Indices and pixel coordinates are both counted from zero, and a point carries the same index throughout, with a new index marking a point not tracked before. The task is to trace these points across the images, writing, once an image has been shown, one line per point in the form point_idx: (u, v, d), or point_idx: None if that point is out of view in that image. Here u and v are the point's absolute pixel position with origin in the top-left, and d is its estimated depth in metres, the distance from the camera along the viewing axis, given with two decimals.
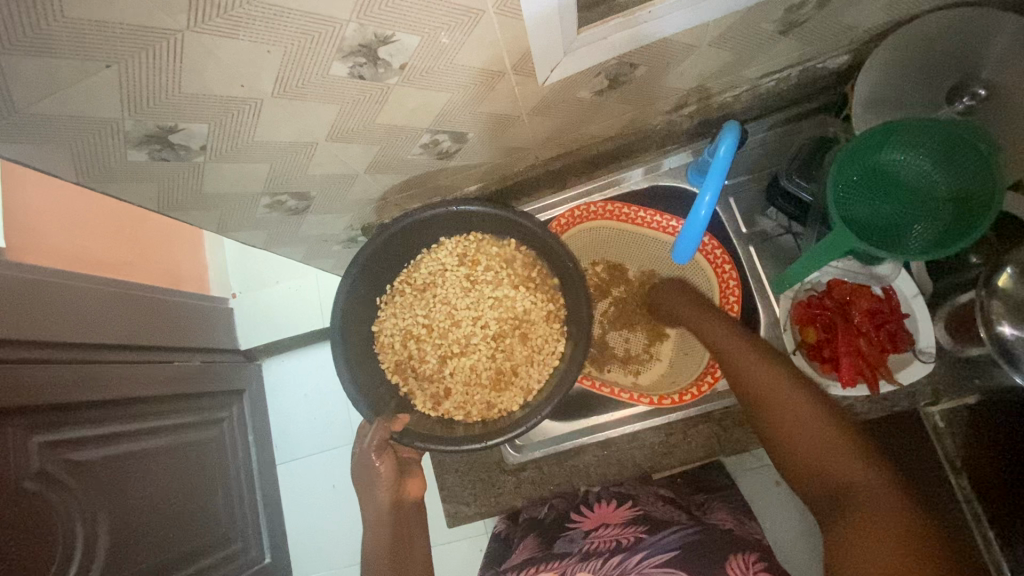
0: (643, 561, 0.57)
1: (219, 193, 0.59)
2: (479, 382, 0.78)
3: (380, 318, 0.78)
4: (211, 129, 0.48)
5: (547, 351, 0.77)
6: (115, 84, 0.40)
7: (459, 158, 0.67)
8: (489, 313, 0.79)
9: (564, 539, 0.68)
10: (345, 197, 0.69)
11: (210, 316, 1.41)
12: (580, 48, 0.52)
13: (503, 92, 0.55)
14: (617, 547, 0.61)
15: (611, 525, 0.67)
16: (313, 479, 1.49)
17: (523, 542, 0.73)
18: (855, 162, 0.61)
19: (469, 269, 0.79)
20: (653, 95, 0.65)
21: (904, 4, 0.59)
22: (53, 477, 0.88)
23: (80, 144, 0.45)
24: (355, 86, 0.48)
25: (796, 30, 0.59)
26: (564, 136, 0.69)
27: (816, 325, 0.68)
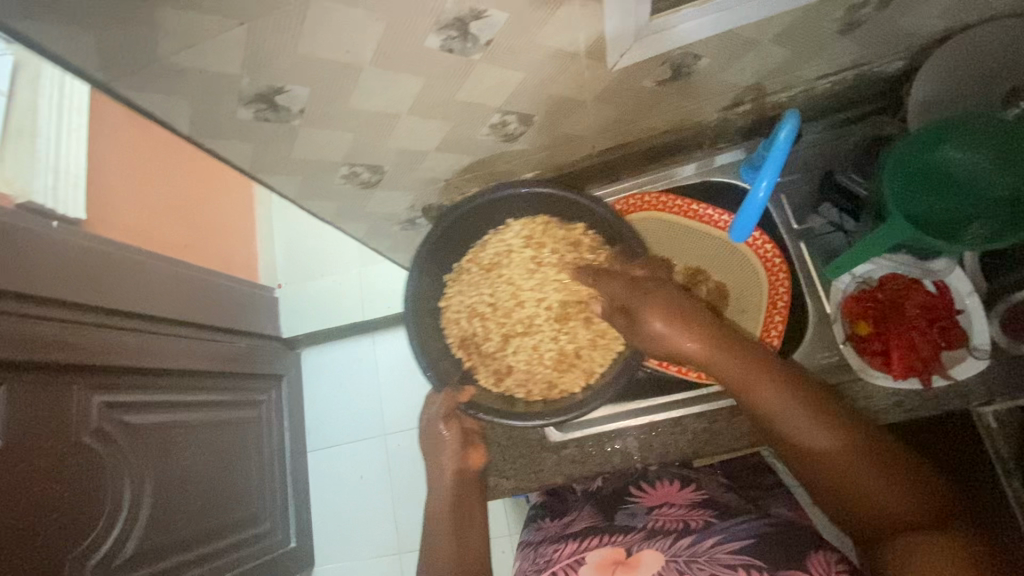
0: (716, 546, 0.62)
1: (304, 158, 0.64)
2: (539, 361, 0.80)
3: (448, 295, 0.82)
4: (310, 92, 0.53)
5: (611, 335, 0.79)
6: (241, 42, 0.45)
7: (522, 141, 0.71)
8: (551, 292, 0.80)
9: (626, 513, 0.74)
10: (413, 175, 0.74)
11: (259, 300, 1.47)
12: (649, 36, 0.56)
13: (574, 74, 0.59)
14: (685, 529, 0.67)
15: (675, 505, 0.73)
16: (343, 470, 1.50)
17: (582, 511, 0.80)
18: (911, 159, 0.63)
19: (536, 245, 0.80)
20: (712, 89, 0.68)
21: (964, 11, 0.61)
22: (109, 435, 0.93)
23: (200, 96, 0.50)
24: (443, 58, 0.53)
25: (855, 30, 0.62)
26: (623, 125, 0.72)
27: (869, 317, 0.69)
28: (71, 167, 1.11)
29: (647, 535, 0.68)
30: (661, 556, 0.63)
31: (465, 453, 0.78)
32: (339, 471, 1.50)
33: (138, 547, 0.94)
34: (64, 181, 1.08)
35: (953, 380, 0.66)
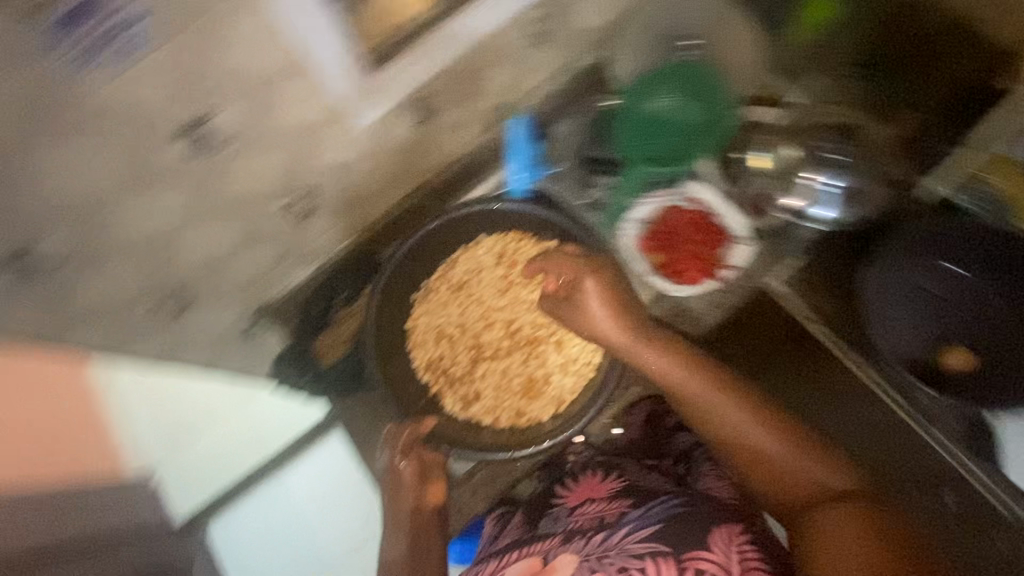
0: (625, 537, 0.78)
1: (236, 197, 0.87)
2: (516, 389, 1.09)
3: (415, 316, 1.10)
4: (230, 118, 0.76)
5: (582, 363, 1.07)
6: (169, 85, 0.68)
7: (426, 127, 1.04)
8: (526, 314, 1.10)
9: (551, 518, 0.90)
10: (330, 188, 1.01)
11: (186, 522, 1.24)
12: (460, 30, 0.92)
13: (398, 75, 0.91)
14: (601, 523, 0.82)
15: (595, 501, 0.89)
16: None
17: (517, 520, 0.99)
18: (630, 116, 1.20)
19: (507, 274, 1.09)
20: (492, 85, 1.06)
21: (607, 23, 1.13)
22: None
23: (116, 144, 0.69)
24: (294, 49, 0.76)
25: (550, 37, 1.05)
26: (466, 121, 1.11)
27: (660, 246, 1.14)
28: None
29: (565, 538, 0.83)
30: (573, 558, 0.78)
31: (427, 485, 0.91)
32: (259, 569, 1.31)
33: None
34: None
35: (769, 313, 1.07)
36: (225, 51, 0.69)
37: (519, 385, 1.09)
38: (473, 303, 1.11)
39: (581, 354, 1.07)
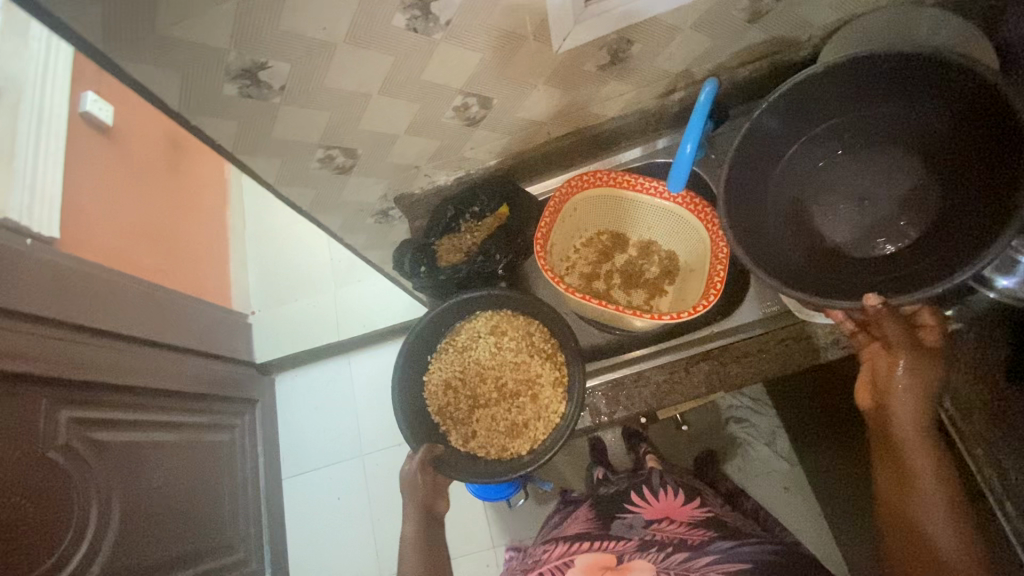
0: (709, 565, 0.75)
1: (284, 139, 0.69)
2: (495, 425, 0.80)
3: (431, 368, 0.83)
4: (291, 69, 0.60)
5: (553, 409, 0.76)
6: (101, 17, 0.48)
7: (483, 126, 0.79)
8: (630, 296, 0.86)
9: (624, 523, 0.90)
10: (385, 161, 0.79)
11: (257, 381, 1.64)
12: (587, 21, 0.65)
13: (525, 56, 0.68)
14: (684, 543, 0.81)
15: (674, 523, 0.88)
16: (341, 492, 1.58)
17: (586, 515, 0.98)
18: None
19: (601, 245, 0.88)
20: (648, 76, 0.78)
21: (846, 1, 0.74)
22: (76, 452, 1.05)
23: (121, 15, 0.49)
24: (409, 38, 0.60)
25: (762, 19, 0.74)
26: (575, 114, 0.82)
27: None
28: (49, 188, 1.20)
29: (642, 546, 0.83)
30: (650, 566, 0.78)
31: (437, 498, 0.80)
32: (299, 433, 1.65)
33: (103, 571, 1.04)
34: (41, 199, 1.18)
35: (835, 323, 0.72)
36: (279, 18, 0.54)
37: (503, 423, 0.80)
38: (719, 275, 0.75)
39: (557, 402, 0.77)
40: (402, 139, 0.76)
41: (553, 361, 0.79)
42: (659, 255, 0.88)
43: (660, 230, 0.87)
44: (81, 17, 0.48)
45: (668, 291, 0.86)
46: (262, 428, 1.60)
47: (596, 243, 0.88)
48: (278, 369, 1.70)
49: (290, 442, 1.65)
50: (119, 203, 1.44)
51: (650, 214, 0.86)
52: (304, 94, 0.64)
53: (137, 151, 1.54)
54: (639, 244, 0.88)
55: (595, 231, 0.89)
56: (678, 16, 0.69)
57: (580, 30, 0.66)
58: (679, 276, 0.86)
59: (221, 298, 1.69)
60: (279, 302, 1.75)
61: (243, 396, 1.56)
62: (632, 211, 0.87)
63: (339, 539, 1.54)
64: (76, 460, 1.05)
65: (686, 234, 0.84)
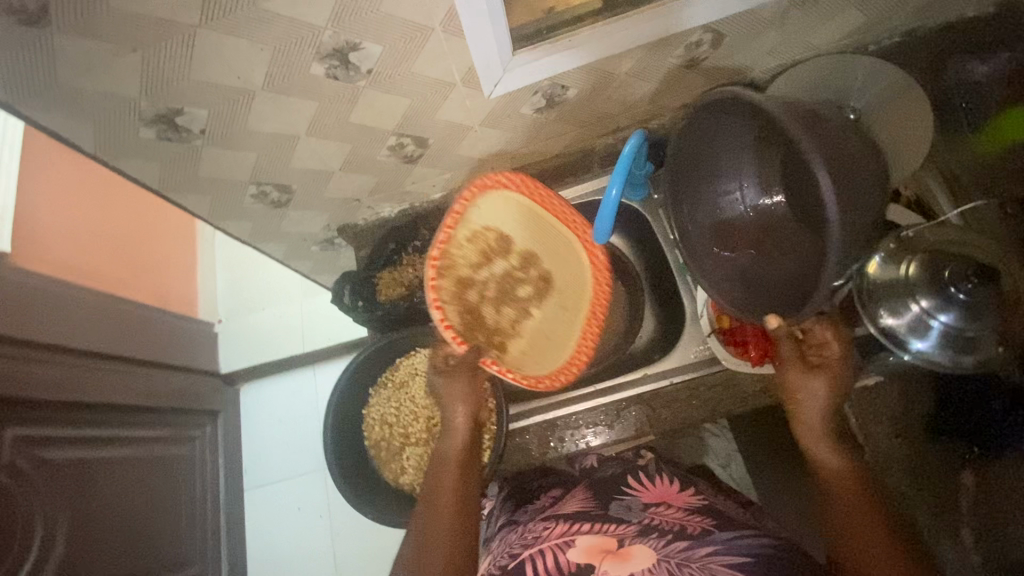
0: (711, 557, 0.53)
1: (212, 178, 0.69)
2: (422, 467, 0.79)
3: (370, 402, 0.83)
4: (210, 114, 0.59)
5: None
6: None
7: (423, 163, 0.78)
8: (500, 313, 0.74)
9: (621, 505, 0.65)
10: (323, 195, 0.79)
11: (221, 392, 1.63)
12: (517, 68, 0.65)
13: (456, 100, 0.67)
14: (682, 532, 0.58)
15: (672, 506, 0.64)
16: (303, 504, 1.58)
17: (569, 491, 0.71)
18: None
19: (484, 244, 0.72)
20: (589, 117, 0.78)
21: (785, 48, 0.74)
22: (20, 471, 1.03)
23: (20, 68, 0.48)
24: (332, 86, 0.60)
25: (700, 66, 0.73)
26: (516, 150, 0.81)
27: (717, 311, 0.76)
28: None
29: (640, 532, 0.60)
30: (652, 556, 0.55)
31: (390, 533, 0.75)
32: (263, 444, 1.65)
33: None
34: None
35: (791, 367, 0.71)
36: (191, 69, 0.53)
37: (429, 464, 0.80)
38: (589, 325, 0.77)
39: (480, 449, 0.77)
40: (338, 175, 0.75)
41: None
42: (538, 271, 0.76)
43: (543, 246, 0.76)
44: None
45: (535, 316, 0.76)
46: (224, 440, 1.59)
47: (481, 241, 0.72)
48: (243, 378, 1.70)
49: (254, 452, 1.65)
50: (78, 213, 1.43)
51: (539, 226, 0.76)
52: (227, 137, 0.63)
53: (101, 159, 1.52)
54: (521, 252, 0.75)
55: (483, 224, 0.72)
56: (612, 64, 0.68)
57: (510, 77, 0.65)
58: (550, 300, 0.77)
59: (186, 306, 1.67)
60: (245, 311, 1.73)
61: (205, 408, 1.56)
62: (524, 217, 0.75)
63: (300, 552, 1.54)
64: (20, 480, 1.03)
65: (568, 259, 0.77)
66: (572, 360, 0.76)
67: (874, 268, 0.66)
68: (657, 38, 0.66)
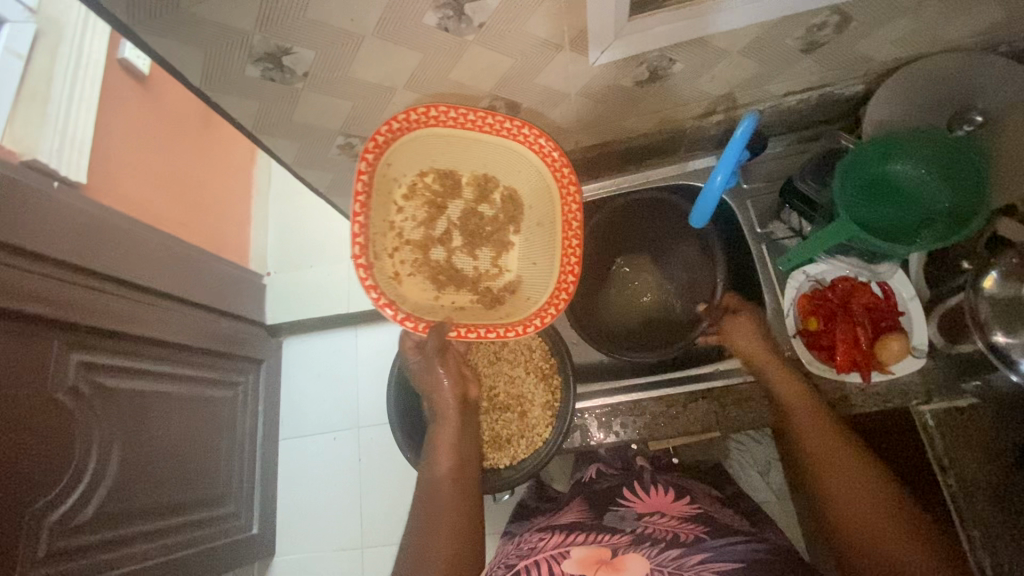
0: (702, 563, 0.58)
1: (305, 124, 0.68)
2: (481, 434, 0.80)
3: None
4: (316, 57, 0.58)
5: (538, 429, 0.78)
6: None
7: None
8: (476, 258, 0.75)
9: (616, 516, 0.72)
10: None
11: (266, 340, 1.67)
12: (628, 35, 0.61)
13: (559, 65, 0.65)
14: (676, 540, 0.63)
15: (667, 517, 0.70)
16: (332, 459, 1.62)
17: (575, 507, 0.79)
18: (861, 170, 0.69)
19: (430, 193, 0.74)
20: (687, 96, 0.74)
21: (913, 41, 0.69)
22: (83, 394, 1.07)
23: None
24: (440, 37, 0.58)
25: (816, 51, 0.69)
26: (605, 124, 0.79)
27: (818, 315, 0.73)
28: (78, 132, 1.21)
29: (634, 540, 0.64)
30: (646, 564, 0.59)
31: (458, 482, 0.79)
32: (301, 396, 1.69)
33: (97, 511, 1.08)
34: (70, 143, 1.18)
35: (893, 375, 0.69)
36: (306, 7, 0.52)
37: (488, 432, 0.80)
38: (569, 241, 0.75)
39: (539, 421, 0.78)
40: None
41: (541, 382, 0.80)
42: (498, 190, 0.76)
43: (496, 166, 0.75)
44: None
45: (513, 244, 0.76)
46: (264, 388, 1.63)
47: (426, 193, 0.74)
48: (286, 332, 1.73)
49: (292, 403, 1.69)
50: (148, 152, 1.46)
51: (477, 148, 0.74)
52: (327, 82, 0.62)
53: (172, 105, 1.55)
54: (475, 184, 0.75)
55: (418, 174, 0.74)
56: (727, 40, 0.65)
57: (620, 46, 0.62)
58: (522, 223, 0.76)
59: (240, 255, 1.70)
60: (293, 266, 1.76)
61: (250, 356, 1.59)
62: (455, 149, 0.73)
63: (325, 505, 1.59)
64: (82, 402, 1.07)
65: (526, 170, 0.75)
66: (561, 285, 0.74)
67: (989, 282, 0.62)
68: (783, 15, 0.61)
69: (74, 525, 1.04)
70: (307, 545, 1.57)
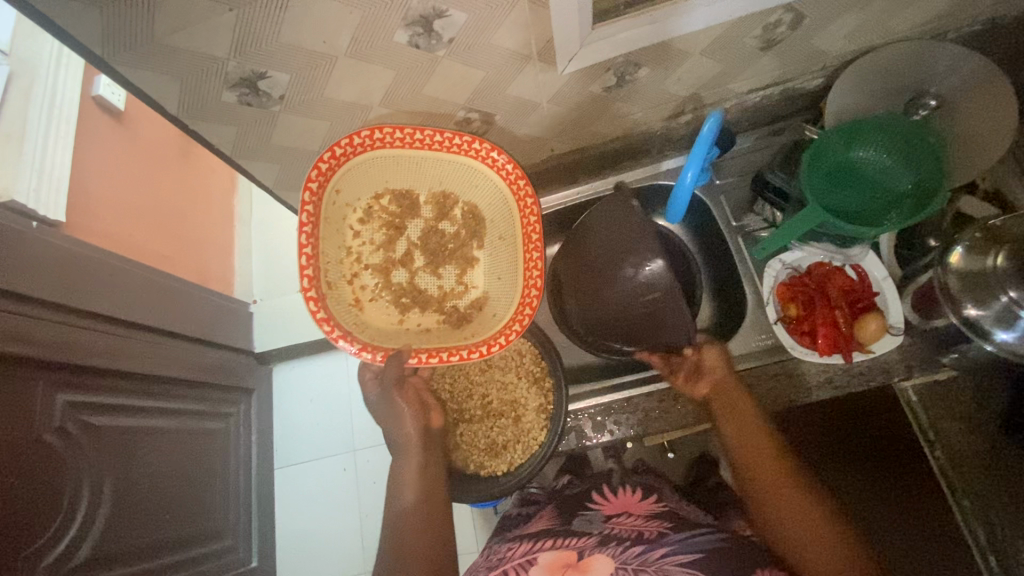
0: (665, 558, 0.60)
1: (284, 146, 0.70)
2: (477, 443, 0.80)
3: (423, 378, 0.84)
4: (291, 79, 0.59)
5: (533, 433, 0.78)
6: (100, 23, 0.48)
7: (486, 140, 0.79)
8: (440, 277, 0.78)
9: (584, 520, 0.73)
10: None
11: (255, 368, 1.66)
12: (594, 43, 0.63)
13: (529, 75, 0.67)
14: (640, 538, 0.64)
15: (633, 516, 0.71)
16: (330, 484, 1.60)
17: (543, 514, 0.80)
18: (827, 157, 0.72)
19: (387, 214, 0.77)
20: (655, 99, 0.77)
21: (864, 34, 0.72)
22: (71, 434, 1.05)
23: (120, 25, 0.49)
24: (412, 54, 0.59)
25: (774, 48, 0.72)
26: (578, 131, 0.81)
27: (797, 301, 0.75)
28: (55, 169, 1.20)
29: (601, 541, 0.65)
30: (612, 563, 0.60)
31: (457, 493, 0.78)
32: (294, 422, 1.67)
33: (91, 553, 1.05)
34: (48, 181, 1.18)
35: (873, 355, 0.71)
36: (278, 32, 0.53)
37: (484, 441, 0.81)
38: (531, 252, 0.76)
39: (534, 425, 0.79)
40: None
41: (533, 387, 0.81)
42: (458, 207, 0.79)
43: (453, 183, 0.78)
44: (78, 22, 0.47)
45: (478, 260, 0.79)
46: (257, 417, 1.61)
47: (382, 215, 0.77)
48: (275, 359, 1.72)
49: (285, 430, 1.67)
50: (127, 187, 1.45)
51: (431, 167, 0.76)
52: (304, 103, 0.63)
53: (149, 140, 1.56)
54: (434, 202, 0.78)
55: (374, 197, 0.76)
56: (688, 43, 0.67)
57: (586, 54, 0.64)
58: (485, 239, 0.79)
59: (225, 285, 1.69)
60: (279, 292, 1.75)
61: (241, 385, 1.58)
62: (409, 170, 0.75)
63: (325, 532, 1.56)
64: (70, 443, 1.05)
65: (485, 186, 0.78)
66: (524, 303, 0.74)
67: (955, 258, 0.65)
68: (739, 15, 0.64)
69: (68, 570, 1.02)
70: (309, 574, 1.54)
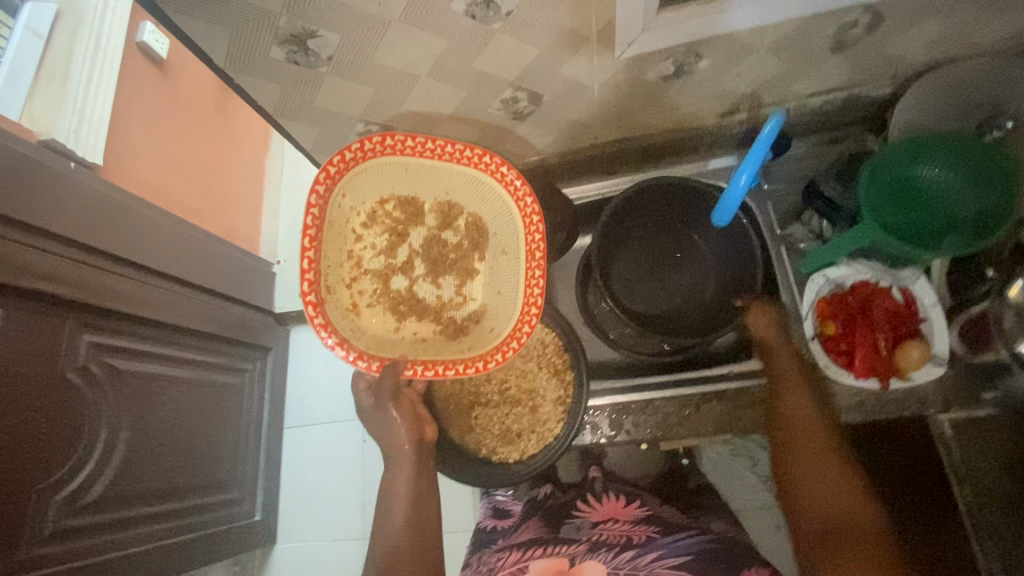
0: (657, 560, 0.59)
1: (326, 109, 0.68)
2: (491, 429, 0.80)
3: None
4: (342, 40, 0.57)
5: (548, 425, 0.78)
6: None
7: (530, 121, 0.77)
8: (439, 287, 0.75)
9: (571, 527, 0.72)
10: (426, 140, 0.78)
11: (273, 328, 1.67)
12: (657, 29, 0.60)
13: (585, 56, 0.64)
14: (629, 543, 0.64)
15: (621, 521, 0.71)
16: (336, 450, 1.61)
17: (529, 523, 0.79)
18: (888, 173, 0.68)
19: (390, 221, 0.74)
20: (711, 94, 0.74)
21: (945, 43, 0.67)
22: (93, 375, 1.07)
23: None
24: (467, 24, 0.57)
25: (846, 50, 0.68)
26: (626, 119, 0.78)
27: (837, 320, 0.73)
28: (96, 110, 1.20)
29: (589, 547, 0.65)
30: (603, 567, 0.60)
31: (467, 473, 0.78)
32: (306, 385, 1.69)
33: (104, 492, 1.09)
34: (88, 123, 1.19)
35: (910, 382, 0.70)
36: None
37: (498, 426, 0.80)
38: (534, 268, 0.73)
39: (548, 417, 0.79)
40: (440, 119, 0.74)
41: (552, 378, 0.80)
42: (461, 219, 0.76)
43: (460, 193, 0.75)
44: None
45: (479, 272, 0.76)
46: (272, 376, 1.63)
47: (385, 221, 0.74)
48: (294, 320, 1.73)
49: (297, 392, 1.69)
50: (163, 136, 1.46)
51: (437, 175, 0.74)
52: (352, 66, 0.61)
53: (188, 89, 1.56)
54: (438, 211, 0.75)
55: (378, 202, 0.74)
56: (755, 38, 0.64)
57: (647, 39, 0.61)
58: (487, 252, 0.75)
59: (251, 243, 1.70)
60: None
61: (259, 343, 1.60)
62: (415, 176, 0.73)
63: (327, 496, 1.59)
64: (92, 383, 1.07)
65: (492, 198, 0.75)
66: (523, 321, 0.71)
67: (1016, 291, 0.61)
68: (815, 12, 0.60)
69: (80, 505, 1.05)
70: (308, 534, 1.57)
